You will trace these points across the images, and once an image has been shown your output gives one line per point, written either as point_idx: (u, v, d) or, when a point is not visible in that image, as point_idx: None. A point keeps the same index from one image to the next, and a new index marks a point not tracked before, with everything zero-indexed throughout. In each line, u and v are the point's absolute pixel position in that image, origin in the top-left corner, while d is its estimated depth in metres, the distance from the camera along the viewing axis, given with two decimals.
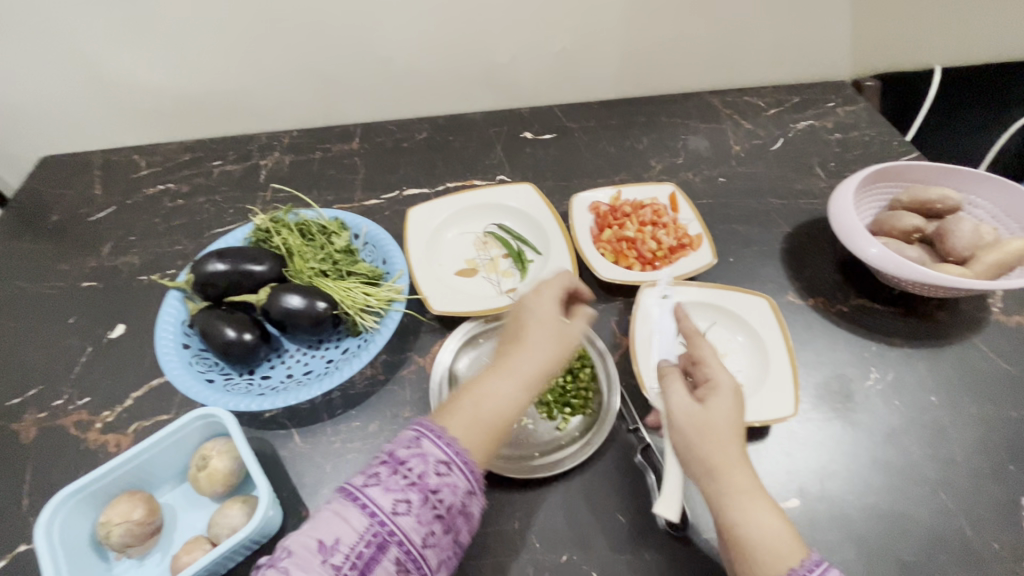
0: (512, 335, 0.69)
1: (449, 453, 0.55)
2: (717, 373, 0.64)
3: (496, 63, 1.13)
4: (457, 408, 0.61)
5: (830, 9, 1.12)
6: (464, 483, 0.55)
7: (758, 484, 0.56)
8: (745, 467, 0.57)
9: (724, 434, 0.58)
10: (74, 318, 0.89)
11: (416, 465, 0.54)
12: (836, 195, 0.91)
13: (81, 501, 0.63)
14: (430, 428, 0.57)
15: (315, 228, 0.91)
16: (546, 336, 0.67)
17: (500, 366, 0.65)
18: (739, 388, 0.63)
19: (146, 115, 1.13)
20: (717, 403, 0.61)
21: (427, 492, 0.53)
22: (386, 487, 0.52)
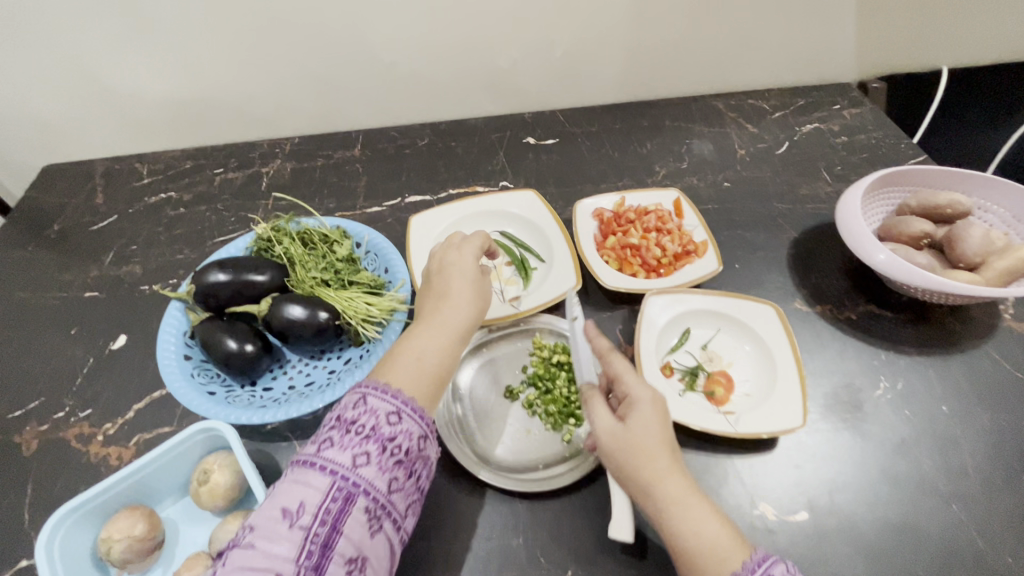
0: (433, 291, 0.72)
1: (397, 404, 0.55)
2: (634, 388, 0.61)
3: (498, 67, 1.12)
4: (399, 364, 0.61)
5: (836, 11, 1.11)
6: (417, 429, 0.56)
7: (694, 489, 0.55)
8: (676, 481, 0.55)
9: (652, 450, 0.56)
10: (76, 329, 0.89)
11: (367, 420, 0.54)
12: (844, 199, 0.89)
13: (83, 517, 0.63)
14: (373, 386, 0.56)
15: (317, 237, 0.91)
16: (467, 285, 0.71)
17: (428, 320, 0.67)
18: (659, 397, 0.61)
19: (147, 123, 1.13)
20: (638, 418, 0.59)
21: (384, 442, 0.53)
22: (341, 446, 0.51)
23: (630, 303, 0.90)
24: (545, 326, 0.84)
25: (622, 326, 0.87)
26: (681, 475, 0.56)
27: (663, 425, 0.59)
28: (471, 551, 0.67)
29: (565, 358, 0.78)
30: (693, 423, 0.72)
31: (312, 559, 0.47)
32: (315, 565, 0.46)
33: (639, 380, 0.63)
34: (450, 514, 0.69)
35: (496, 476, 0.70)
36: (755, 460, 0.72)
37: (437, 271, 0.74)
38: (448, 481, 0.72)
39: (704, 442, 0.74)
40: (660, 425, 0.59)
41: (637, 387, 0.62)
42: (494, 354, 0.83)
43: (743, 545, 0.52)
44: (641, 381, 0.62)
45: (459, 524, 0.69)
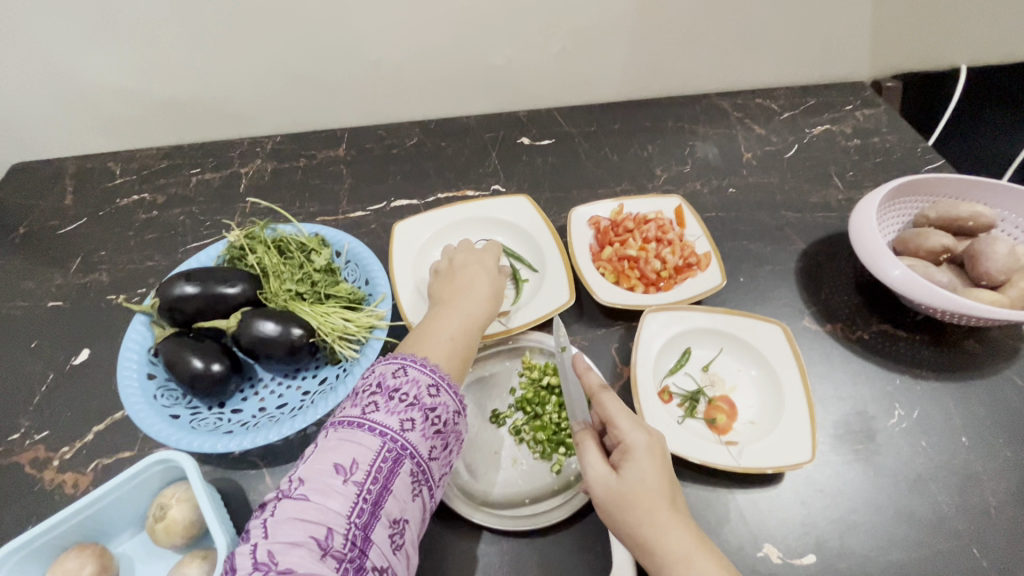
0: (453, 281, 0.73)
1: (435, 378, 0.55)
2: (628, 434, 0.55)
3: (491, 64, 1.06)
4: (433, 340, 0.62)
5: (849, 6, 1.04)
6: (453, 403, 0.55)
7: (699, 543, 0.51)
8: (679, 540, 0.50)
9: (652, 506, 0.52)
10: (37, 342, 0.84)
11: (409, 389, 0.53)
12: (858, 210, 0.83)
13: (27, 557, 0.58)
14: (412, 358, 0.55)
15: (294, 245, 0.85)
16: (488, 277, 0.74)
17: (454, 304, 0.68)
18: (657, 442, 0.56)
19: (120, 120, 1.07)
20: (635, 470, 0.53)
21: (426, 412, 0.52)
22: (387, 411, 0.51)
23: (628, 318, 0.84)
24: (535, 345, 0.79)
25: (617, 343, 0.81)
26: (684, 531, 0.51)
27: (664, 473, 0.54)
28: None
29: (556, 381, 0.73)
30: (692, 455, 0.66)
31: (362, 517, 0.46)
32: (365, 523, 0.46)
33: (634, 421, 0.56)
34: (428, 552, 0.64)
35: (478, 512, 0.65)
36: (759, 495, 0.67)
37: (456, 262, 0.76)
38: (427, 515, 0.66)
39: (704, 474, 0.68)
40: (660, 474, 0.54)
41: (633, 431, 0.55)
42: (481, 374, 0.77)
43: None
44: (637, 425, 0.56)
45: (438, 563, 0.63)
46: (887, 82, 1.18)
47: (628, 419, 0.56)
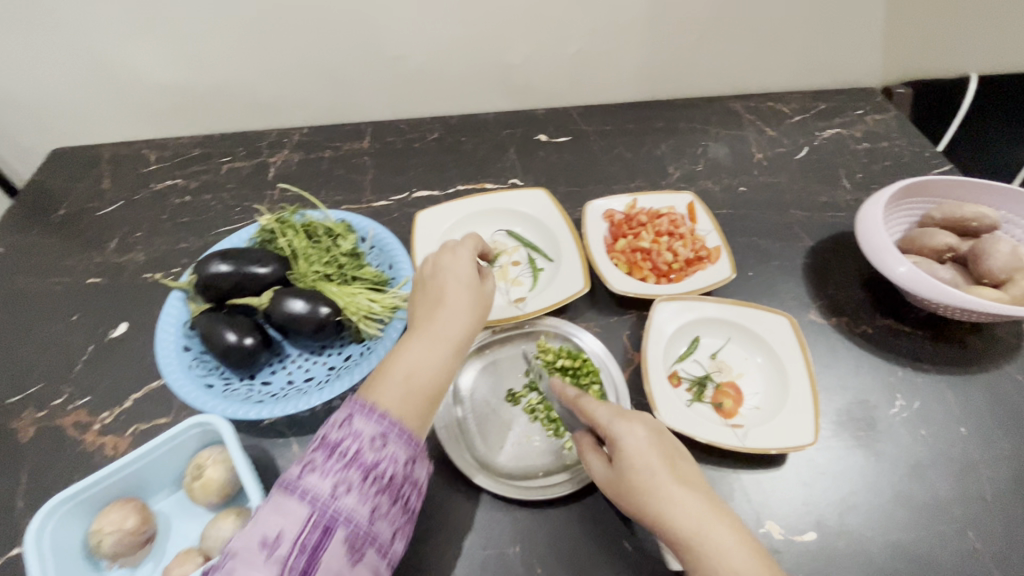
0: (424, 299, 0.63)
1: (382, 427, 0.51)
2: (610, 425, 0.57)
3: (510, 63, 1.10)
4: (394, 376, 0.54)
5: (859, 14, 1.07)
6: (403, 454, 0.51)
7: (708, 508, 0.51)
8: (686, 516, 0.50)
9: (651, 488, 0.52)
10: (77, 315, 0.88)
11: (350, 443, 0.49)
12: (865, 209, 0.86)
13: (74, 508, 0.61)
14: (361, 404, 0.52)
15: (321, 230, 0.89)
16: (461, 285, 0.63)
17: (420, 329, 0.59)
18: (641, 424, 0.57)
19: (155, 109, 1.12)
20: (627, 458, 0.55)
21: (367, 470, 0.49)
22: (321, 472, 0.47)
23: (639, 308, 0.88)
24: (550, 328, 0.82)
25: (629, 331, 0.85)
26: (690, 505, 0.51)
27: (659, 457, 0.55)
28: (466, 559, 0.65)
29: (569, 362, 0.75)
30: (698, 434, 0.70)
31: None
32: None
33: (615, 413, 0.58)
34: (446, 518, 0.68)
35: (494, 480, 0.68)
36: (763, 475, 0.70)
37: (427, 269, 0.66)
38: (445, 485, 0.70)
39: (709, 454, 0.72)
40: (654, 458, 0.54)
41: (619, 426, 0.57)
42: (497, 354, 0.81)
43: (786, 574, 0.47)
44: (619, 416, 0.58)
45: (455, 529, 0.67)
46: (897, 87, 1.20)
47: (613, 415, 0.59)
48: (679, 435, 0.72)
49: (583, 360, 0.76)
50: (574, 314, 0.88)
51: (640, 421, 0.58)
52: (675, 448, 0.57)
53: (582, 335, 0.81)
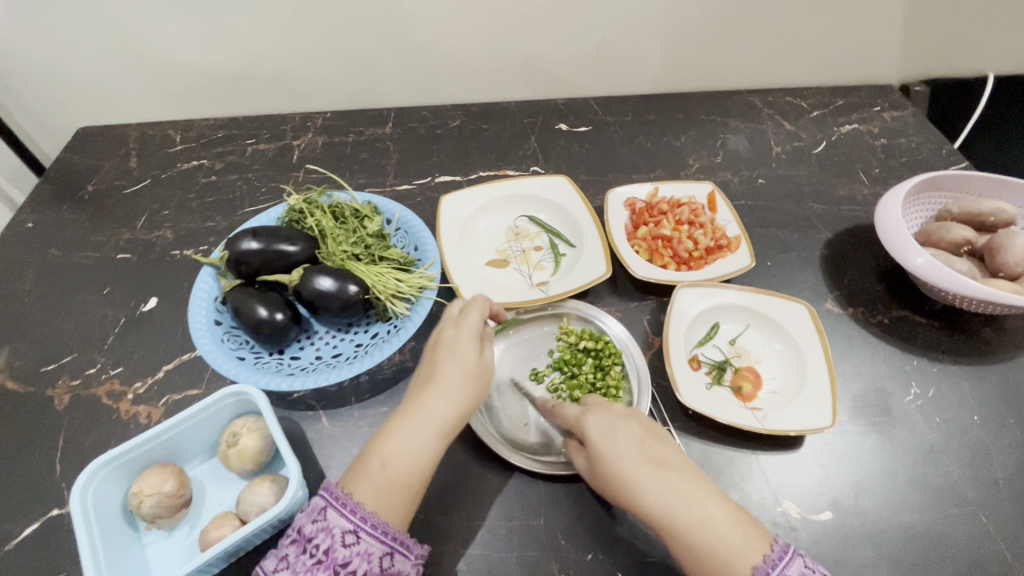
0: (421, 375, 0.64)
1: (354, 522, 0.54)
2: (580, 424, 0.61)
3: (534, 52, 1.11)
4: (372, 463, 0.57)
5: (880, 11, 1.08)
6: (376, 548, 0.54)
7: (678, 482, 0.54)
8: (657, 497, 0.53)
9: (623, 472, 0.56)
10: (109, 289, 0.90)
11: (323, 540, 0.53)
12: (884, 201, 0.87)
13: (115, 470, 0.63)
14: (335, 496, 0.55)
15: (348, 211, 0.90)
16: (457, 363, 0.63)
17: (407, 412, 0.60)
18: (604, 420, 0.60)
19: (181, 90, 1.13)
20: (599, 449, 0.58)
21: (336, 568, 0.52)
22: (293, 569, 0.52)
23: (660, 294, 0.89)
24: (573, 312, 0.84)
25: (649, 316, 0.86)
26: (660, 486, 0.54)
27: (631, 444, 0.58)
28: (492, 530, 0.67)
29: (592, 344, 0.77)
30: (719, 416, 0.71)
31: None
32: None
33: (583, 415, 0.62)
34: (472, 490, 0.70)
35: (519, 455, 0.70)
36: (781, 457, 0.72)
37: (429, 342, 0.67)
38: (471, 459, 0.72)
39: (728, 436, 0.73)
40: (623, 446, 0.57)
41: (590, 421, 0.61)
42: (521, 336, 0.82)
43: (759, 544, 0.50)
44: (587, 416, 0.61)
45: (481, 501, 0.69)
46: (915, 85, 1.21)
47: (585, 412, 0.62)
48: (700, 415, 0.74)
49: (605, 341, 0.78)
50: (595, 298, 0.89)
51: (610, 414, 0.61)
52: (650, 432, 0.60)
53: (606, 319, 0.82)
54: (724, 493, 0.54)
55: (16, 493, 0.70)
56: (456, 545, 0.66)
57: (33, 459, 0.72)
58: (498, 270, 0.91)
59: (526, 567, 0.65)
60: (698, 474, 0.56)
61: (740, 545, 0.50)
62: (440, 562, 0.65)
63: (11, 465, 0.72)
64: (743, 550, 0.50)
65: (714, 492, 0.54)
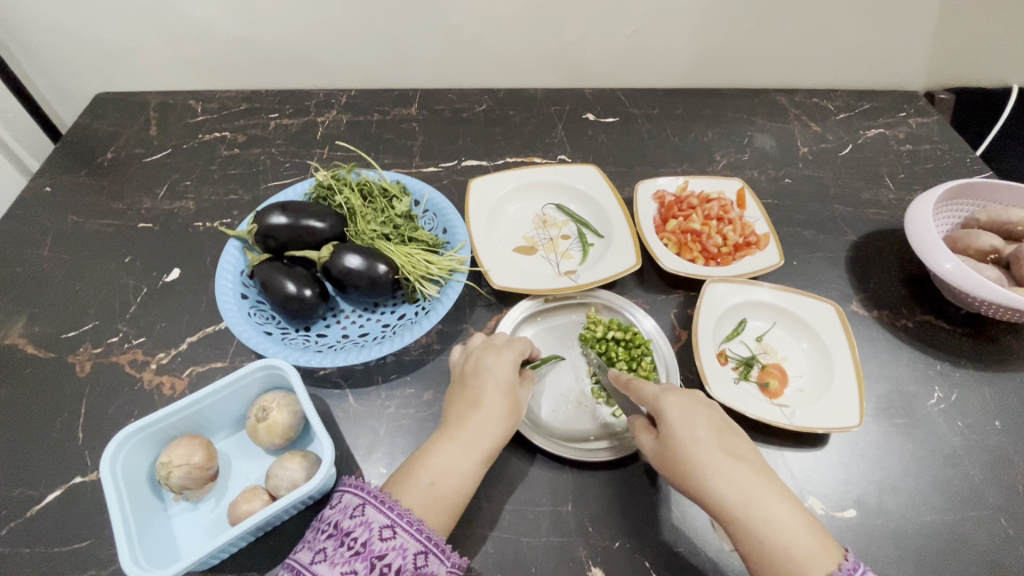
0: (463, 397, 0.65)
1: (392, 517, 0.54)
2: (659, 404, 0.62)
3: (565, 40, 1.10)
4: (421, 477, 0.58)
5: (915, 18, 1.08)
6: (413, 544, 0.53)
7: (757, 477, 0.57)
8: (734, 491, 0.55)
9: (701, 460, 0.57)
10: (130, 258, 0.89)
11: (361, 533, 0.53)
12: (914, 206, 0.87)
13: (143, 440, 0.63)
14: (374, 494, 0.55)
15: (377, 190, 0.89)
16: (500, 389, 0.64)
17: (454, 434, 0.61)
18: (686, 405, 0.62)
19: (203, 60, 1.10)
20: (676, 431, 0.60)
21: (373, 560, 0.52)
22: (331, 561, 0.51)
23: (687, 288, 0.89)
24: (600, 302, 0.84)
25: (676, 310, 0.87)
26: (739, 481, 0.56)
27: (709, 433, 0.59)
28: (519, 513, 0.67)
29: (620, 335, 0.76)
30: (748, 411, 0.72)
31: None
32: None
33: (665, 395, 0.63)
34: (499, 474, 0.70)
35: (544, 439, 0.71)
36: (806, 454, 0.73)
37: (471, 363, 0.68)
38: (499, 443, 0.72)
39: (754, 431, 0.74)
40: (703, 434, 0.59)
41: (669, 402, 0.62)
42: (549, 323, 0.83)
43: (833, 551, 0.53)
44: (668, 397, 0.62)
45: (508, 484, 0.69)
46: (941, 93, 1.21)
47: (664, 392, 0.63)
48: (727, 409, 0.74)
49: (634, 332, 0.77)
50: (622, 289, 0.89)
51: (688, 400, 0.63)
52: (726, 424, 0.62)
53: (636, 312, 0.82)
54: (797, 498, 0.56)
55: (39, 458, 0.69)
56: (483, 527, 0.66)
57: (56, 425, 0.72)
58: (525, 257, 0.91)
59: (553, 554, 0.65)
60: (772, 475, 0.58)
61: (815, 550, 0.52)
62: (468, 543, 0.65)
63: (34, 430, 0.71)
64: (818, 555, 0.52)
65: (788, 493, 0.56)
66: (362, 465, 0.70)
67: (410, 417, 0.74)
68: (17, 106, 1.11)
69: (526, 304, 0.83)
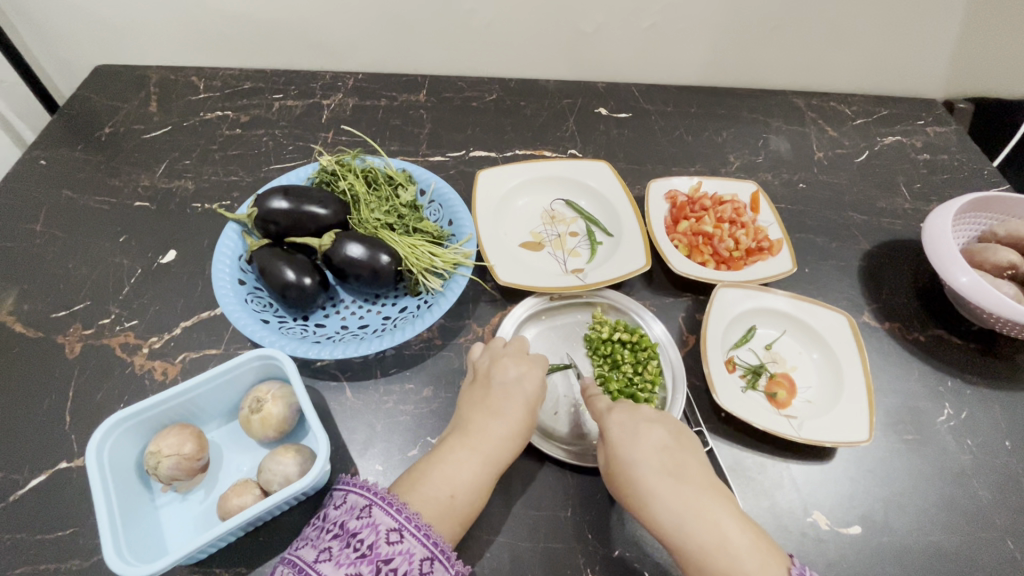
0: (485, 404, 0.64)
1: (400, 520, 0.53)
2: (605, 423, 0.64)
3: (580, 31, 1.06)
4: (429, 482, 0.57)
5: (940, 23, 1.05)
6: (420, 550, 0.52)
7: (696, 494, 0.57)
8: (670, 511, 0.56)
9: (639, 479, 0.59)
10: (125, 237, 0.87)
11: (367, 535, 0.52)
12: (931, 218, 0.85)
13: (133, 427, 0.60)
14: (382, 496, 0.54)
15: (382, 177, 0.86)
16: (525, 401, 0.64)
17: (472, 442, 0.61)
18: (628, 423, 0.63)
19: (206, 37, 1.07)
20: (618, 450, 0.61)
21: (379, 563, 0.50)
22: (336, 561, 0.50)
23: (696, 291, 0.87)
24: (607, 302, 0.82)
25: (685, 313, 0.85)
26: (674, 499, 0.57)
27: (651, 451, 0.60)
28: (517, 518, 0.66)
29: (626, 337, 0.75)
30: (756, 422, 0.70)
31: None
32: None
33: (609, 415, 0.65)
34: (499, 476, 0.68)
35: (547, 444, 0.69)
36: (812, 468, 0.71)
37: (495, 368, 0.68)
38: None
39: (760, 442, 0.72)
40: (643, 452, 0.60)
41: (612, 421, 0.64)
42: (553, 322, 0.81)
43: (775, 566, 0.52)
44: (613, 416, 0.64)
45: (507, 487, 0.67)
46: (959, 102, 1.19)
47: (610, 410, 0.66)
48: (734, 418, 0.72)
49: (641, 334, 0.75)
50: (630, 290, 0.87)
51: (634, 416, 0.64)
52: (674, 440, 0.62)
53: (644, 314, 0.80)
54: (746, 516, 0.56)
55: (23, 440, 0.67)
56: (480, 530, 0.64)
57: (42, 407, 0.69)
58: (532, 253, 0.89)
59: (551, 560, 0.63)
60: (718, 491, 0.58)
61: (754, 571, 0.52)
62: (465, 546, 0.63)
63: (19, 412, 0.69)
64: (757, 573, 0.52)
65: (731, 510, 0.56)
66: (357, 461, 0.68)
67: (409, 413, 0.72)
68: (13, 75, 1.07)
69: (531, 301, 0.81)
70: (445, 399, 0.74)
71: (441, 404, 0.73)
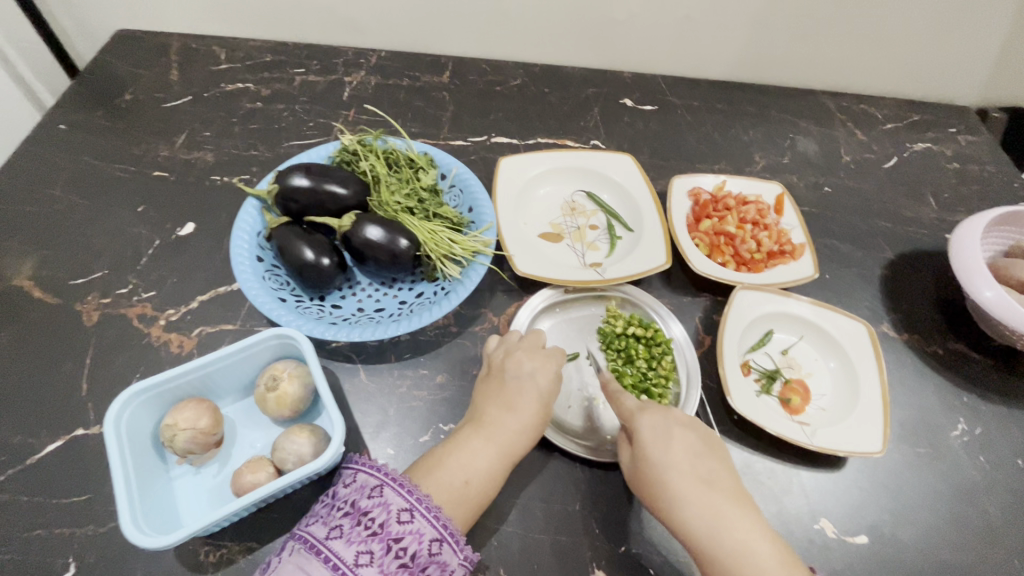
0: (500, 396, 0.64)
1: (411, 501, 0.53)
2: (636, 422, 0.63)
3: (611, 19, 1.04)
4: (444, 469, 0.58)
5: (982, 27, 1.01)
6: (430, 531, 0.53)
7: (727, 502, 0.57)
8: (701, 518, 0.56)
9: (670, 484, 0.59)
10: (144, 208, 0.86)
11: (379, 514, 0.52)
12: (961, 230, 0.83)
13: (150, 399, 0.61)
14: (394, 476, 0.55)
15: (403, 159, 0.85)
16: (541, 395, 0.64)
17: (484, 432, 0.61)
18: (660, 424, 0.62)
19: (230, 9, 1.05)
20: (650, 453, 0.61)
21: (390, 541, 0.51)
22: (348, 539, 0.50)
23: (715, 292, 0.86)
24: (624, 298, 0.81)
25: (702, 313, 0.84)
26: (705, 506, 0.57)
27: (684, 458, 0.60)
28: (527, 508, 0.66)
29: (640, 331, 0.74)
30: (769, 426, 0.69)
31: None
32: None
33: (642, 414, 0.63)
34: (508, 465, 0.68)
35: (559, 436, 0.69)
36: (823, 475, 0.71)
37: (510, 361, 0.67)
38: None
39: (772, 448, 0.72)
40: (676, 457, 0.60)
41: (644, 421, 0.63)
42: (569, 315, 0.81)
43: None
44: (646, 416, 0.63)
45: (518, 478, 0.68)
46: (993, 111, 1.15)
47: (641, 410, 0.64)
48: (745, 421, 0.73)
49: (655, 330, 0.75)
50: (647, 288, 0.86)
51: (666, 418, 0.63)
52: (704, 446, 0.62)
53: (661, 312, 0.79)
54: (770, 527, 0.57)
55: (41, 405, 0.68)
56: (489, 518, 0.65)
57: (59, 374, 0.70)
58: (550, 245, 0.88)
59: (558, 554, 0.64)
60: (745, 502, 0.58)
61: None
62: (473, 533, 0.64)
63: (37, 376, 0.70)
64: None
65: (758, 521, 0.57)
66: (369, 444, 0.69)
67: (422, 399, 0.73)
68: (35, 36, 1.05)
69: (548, 293, 0.80)
70: (458, 386, 0.74)
71: (454, 391, 0.74)
